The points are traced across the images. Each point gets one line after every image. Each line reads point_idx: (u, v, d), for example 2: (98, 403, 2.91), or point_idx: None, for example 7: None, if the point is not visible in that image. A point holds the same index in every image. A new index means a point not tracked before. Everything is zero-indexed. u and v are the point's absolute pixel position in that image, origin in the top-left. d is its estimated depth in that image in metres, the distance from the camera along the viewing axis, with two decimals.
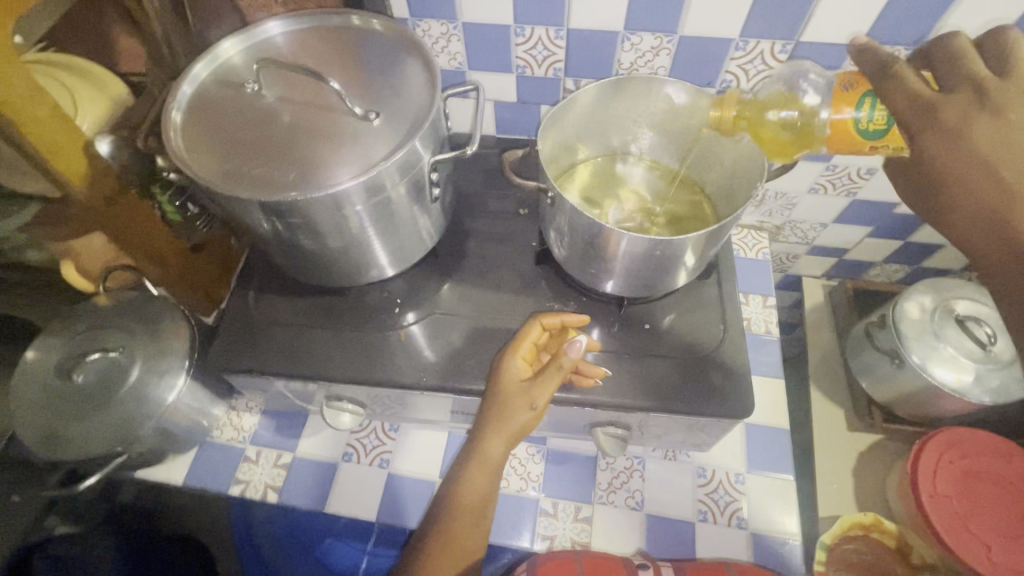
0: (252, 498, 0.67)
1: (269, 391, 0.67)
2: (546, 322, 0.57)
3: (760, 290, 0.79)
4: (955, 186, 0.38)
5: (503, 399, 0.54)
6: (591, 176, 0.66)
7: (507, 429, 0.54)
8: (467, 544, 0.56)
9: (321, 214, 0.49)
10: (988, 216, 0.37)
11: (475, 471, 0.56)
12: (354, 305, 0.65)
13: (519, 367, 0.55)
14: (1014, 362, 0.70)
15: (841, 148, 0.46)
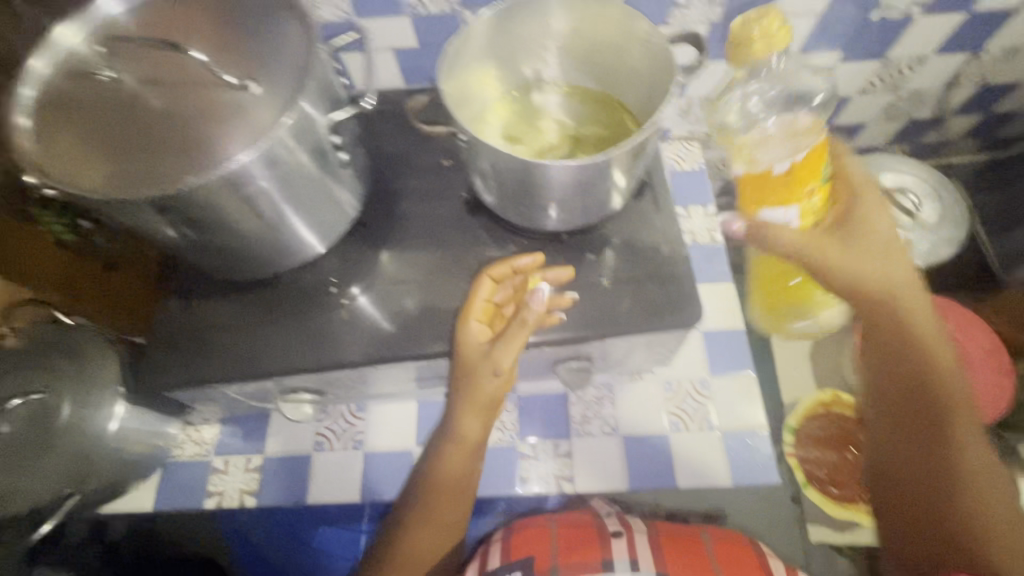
0: (229, 507, 0.65)
1: (220, 398, 0.63)
2: (495, 274, 0.56)
3: (699, 200, 0.79)
4: (854, 254, 0.61)
5: (467, 370, 0.54)
6: (507, 116, 0.61)
7: (477, 402, 0.55)
8: (447, 519, 0.59)
9: (223, 198, 0.45)
10: (867, 272, 0.61)
11: (453, 454, 0.58)
12: (286, 291, 0.60)
13: (477, 331, 0.54)
14: (939, 226, 0.73)
15: (799, 171, 0.58)
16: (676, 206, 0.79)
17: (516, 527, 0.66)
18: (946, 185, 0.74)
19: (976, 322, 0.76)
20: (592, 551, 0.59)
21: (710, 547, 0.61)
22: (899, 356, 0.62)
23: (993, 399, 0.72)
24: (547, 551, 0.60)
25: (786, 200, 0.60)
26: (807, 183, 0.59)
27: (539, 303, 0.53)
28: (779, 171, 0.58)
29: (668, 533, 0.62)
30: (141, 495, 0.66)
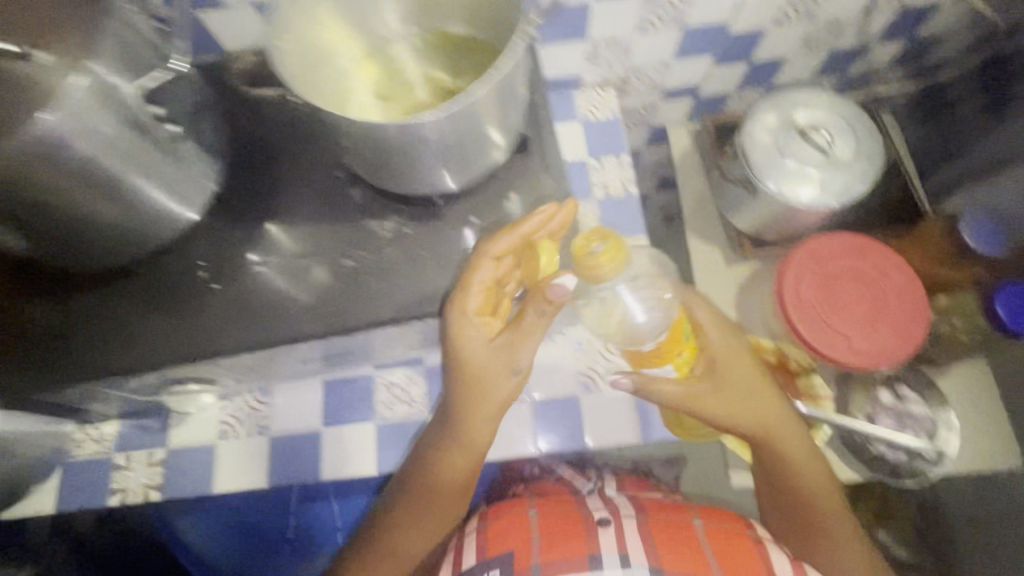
0: (134, 502, 0.64)
1: (107, 395, 0.60)
2: (495, 253, 0.54)
3: (612, 150, 0.76)
4: (713, 390, 0.67)
5: (482, 369, 0.59)
6: (378, 89, 0.56)
7: (494, 402, 0.60)
8: (438, 526, 0.67)
9: (44, 171, 0.41)
10: (720, 402, 0.67)
11: (454, 453, 0.61)
12: (152, 279, 0.55)
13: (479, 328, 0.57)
14: (855, 161, 0.70)
15: (670, 343, 0.67)
16: (589, 159, 0.76)
17: (492, 516, 0.65)
18: (864, 123, 0.72)
19: (894, 257, 0.74)
20: (577, 548, 0.58)
21: (702, 533, 0.62)
22: (772, 472, 0.72)
23: (910, 334, 0.71)
24: (528, 547, 0.59)
25: (660, 364, 0.68)
26: (675, 344, 0.68)
27: (562, 294, 0.55)
28: (650, 348, 0.67)
29: (659, 521, 0.62)
30: (43, 498, 0.64)
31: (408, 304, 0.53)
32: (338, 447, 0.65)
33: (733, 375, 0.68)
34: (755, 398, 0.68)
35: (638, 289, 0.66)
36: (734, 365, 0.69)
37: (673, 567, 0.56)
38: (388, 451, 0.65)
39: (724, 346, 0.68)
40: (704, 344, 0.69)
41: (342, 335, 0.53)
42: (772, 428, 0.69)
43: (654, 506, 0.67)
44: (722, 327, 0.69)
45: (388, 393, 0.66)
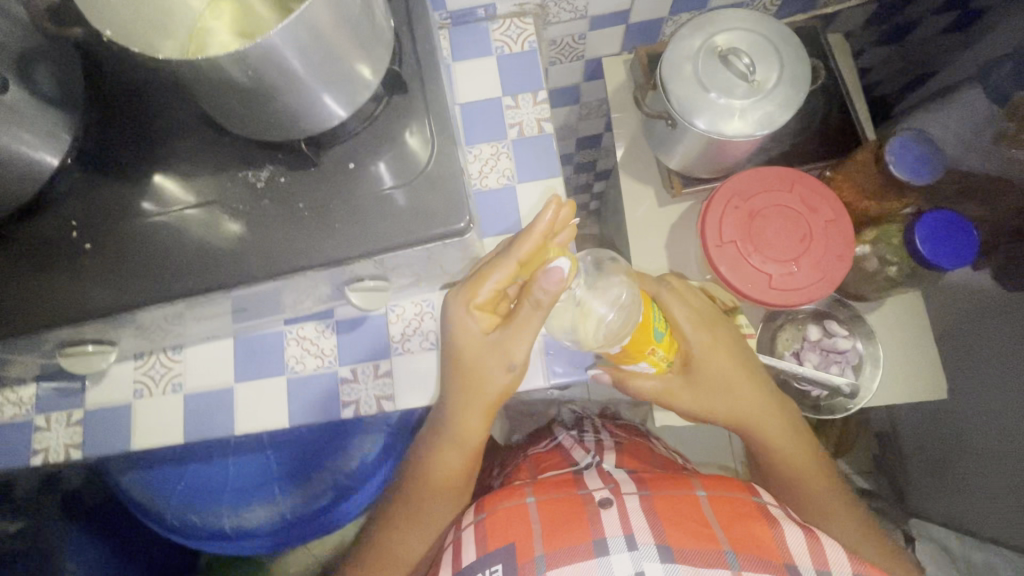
0: (57, 461, 0.66)
1: (10, 360, 0.60)
2: (514, 255, 0.54)
3: (528, 87, 0.72)
4: (690, 385, 0.69)
5: (476, 361, 0.58)
6: (240, 35, 0.55)
7: (492, 388, 0.60)
8: (430, 518, 0.68)
9: None
10: (694, 396, 0.69)
11: (451, 448, 0.64)
12: (26, 240, 0.53)
13: (477, 322, 0.58)
14: (777, 87, 0.65)
15: (636, 344, 0.61)
16: (503, 98, 0.72)
17: (487, 509, 0.64)
18: (791, 45, 0.67)
19: (821, 189, 0.71)
20: (583, 532, 0.59)
21: (705, 503, 0.63)
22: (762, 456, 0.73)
23: (834, 270, 0.69)
24: (529, 538, 0.60)
25: (636, 361, 0.65)
26: (647, 344, 0.62)
27: (553, 283, 0.52)
28: (616, 351, 0.62)
29: (662, 497, 0.63)
30: None
31: (285, 259, 0.52)
32: (250, 402, 0.65)
33: (713, 369, 0.68)
34: (737, 386, 0.69)
35: (595, 289, 0.61)
36: (715, 356, 0.69)
37: (681, 544, 0.57)
38: (300, 403, 0.65)
39: (703, 338, 0.69)
40: (681, 339, 0.69)
41: (220, 290, 0.53)
42: (750, 419, 0.70)
43: (656, 481, 0.68)
44: (703, 320, 0.69)
45: (299, 347, 0.66)
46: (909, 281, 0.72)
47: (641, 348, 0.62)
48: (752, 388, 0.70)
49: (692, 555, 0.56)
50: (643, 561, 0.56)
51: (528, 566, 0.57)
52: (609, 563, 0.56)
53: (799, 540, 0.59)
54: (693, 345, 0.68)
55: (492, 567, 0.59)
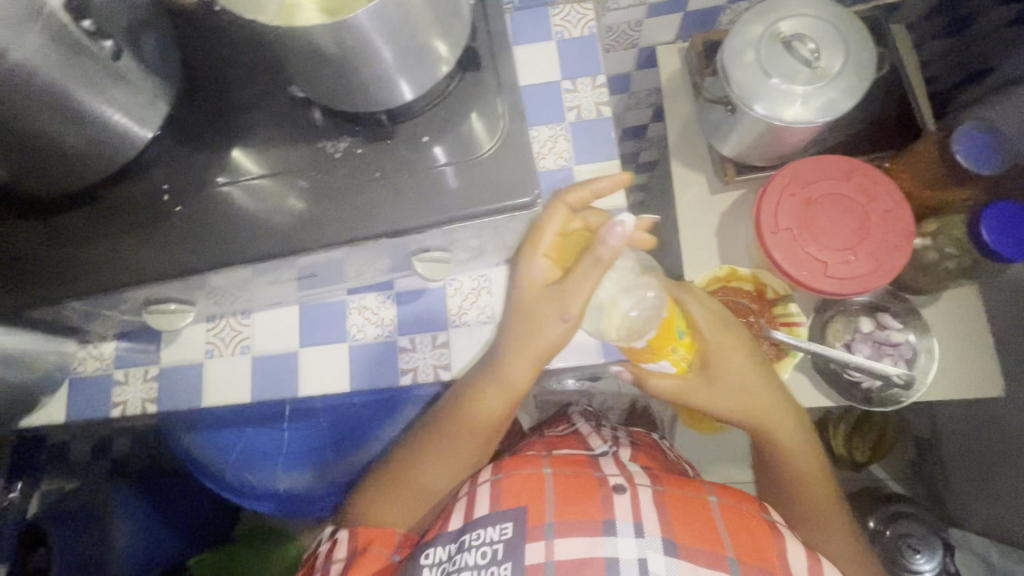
0: (134, 414, 0.70)
1: (96, 317, 0.64)
2: (569, 203, 0.59)
3: (587, 71, 0.74)
4: (702, 387, 0.66)
5: (534, 310, 0.57)
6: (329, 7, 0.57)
7: (542, 345, 0.58)
8: (428, 483, 0.66)
9: None
10: (696, 395, 0.67)
11: (495, 395, 0.61)
12: (118, 202, 0.57)
13: (541, 270, 0.58)
14: (842, 73, 0.65)
15: (660, 339, 0.62)
16: (562, 81, 0.74)
17: (506, 470, 0.62)
18: (856, 31, 0.67)
19: (882, 179, 0.70)
20: (592, 512, 0.57)
21: (716, 510, 0.60)
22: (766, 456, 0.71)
23: (889, 262, 0.69)
24: (541, 504, 0.58)
25: (657, 359, 0.64)
26: (671, 340, 0.63)
27: (619, 236, 0.52)
28: (642, 346, 0.61)
29: (674, 491, 0.61)
30: (54, 408, 0.71)
31: (356, 227, 0.55)
32: (313, 366, 0.69)
33: (727, 372, 0.66)
34: (750, 388, 0.66)
35: (629, 288, 0.62)
36: (733, 357, 0.66)
37: (686, 540, 0.56)
38: (361, 370, 0.68)
39: (722, 337, 0.66)
40: (697, 337, 0.66)
41: (299, 253, 0.56)
42: (765, 416, 0.67)
43: (667, 476, 0.65)
44: (718, 322, 0.66)
45: (360, 316, 0.69)
46: (967, 274, 0.71)
47: (670, 341, 0.63)
48: (767, 391, 0.67)
49: (696, 552, 0.55)
50: (647, 550, 0.55)
51: (537, 531, 0.56)
52: (615, 544, 0.55)
53: (801, 560, 0.58)
54: (709, 349, 0.66)
55: (502, 524, 0.57)
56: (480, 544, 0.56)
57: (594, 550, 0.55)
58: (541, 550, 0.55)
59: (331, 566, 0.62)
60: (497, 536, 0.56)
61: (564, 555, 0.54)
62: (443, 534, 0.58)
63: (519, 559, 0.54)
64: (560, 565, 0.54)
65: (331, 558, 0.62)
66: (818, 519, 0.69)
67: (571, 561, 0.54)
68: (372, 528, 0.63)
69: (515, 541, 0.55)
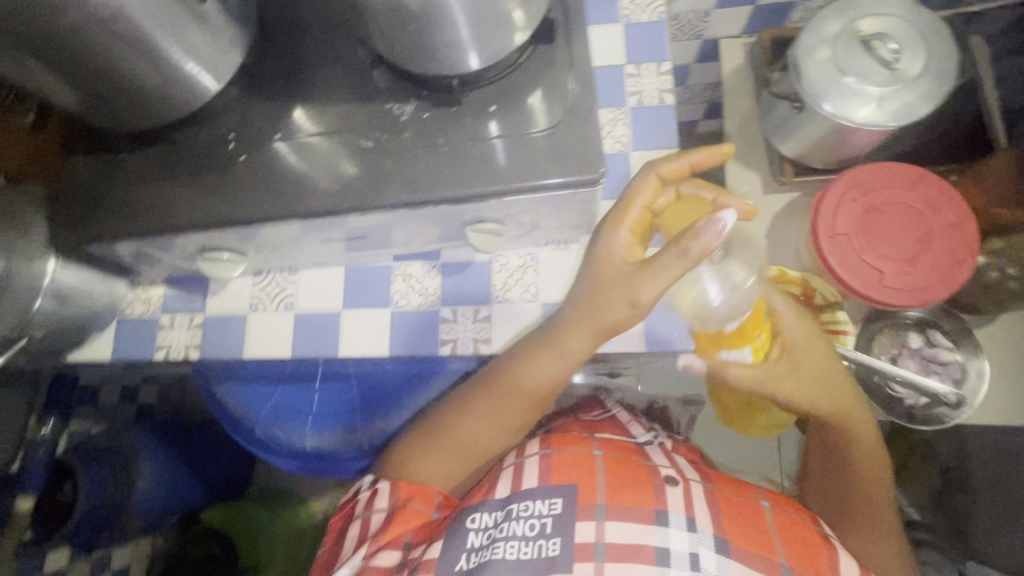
0: (176, 358, 0.72)
1: (150, 259, 0.66)
2: (664, 174, 0.58)
3: (653, 57, 0.72)
4: (789, 381, 0.62)
5: (607, 285, 0.55)
6: None
7: (606, 321, 0.56)
8: (468, 443, 0.65)
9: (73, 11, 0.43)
10: (782, 391, 0.63)
11: (546, 356, 0.60)
12: (186, 148, 0.59)
13: (620, 245, 0.56)
14: (921, 77, 0.63)
15: (748, 322, 0.60)
16: (626, 65, 0.73)
17: (555, 446, 0.62)
18: (940, 35, 0.64)
19: (950, 192, 0.68)
20: (644, 500, 0.57)
21: (768, 514, 0.59)
22: (829, 448, 0.69)
23: (952, 276, 0.66)
24: (593, 485, 0.58)
25: (738, 346, 0.62)
26: (755, 325, 0.61)
27: (714, 234, 0.48)
28: (730, 329, 0.61)
29: (727, 491, 0.61)
30: (99, 346, 0.73)
31: (420, 190, 0.55)
32: (355, 328, 0.69)
33: (810, 365, 0.63)
34: (831, 387, 0.64)
35: (716, 267, 0.60)
36: (812, 350, 0.63)
37: (739, 542, 0.55)
38: (402, 337, 0.69)
39: (804, 330, 0.63)
40: (778, 327, 0.63)
41: (358, 211, 0.56)
42: (838, 413, 0.65)
43: (715, 475, 0.65)
44: (801, 317, 0.64)
45: (405, 284, 0.69)
46: None
47: (757, 326, 0.61)
48: (846, 386, 0.65)
49: (748, 555, 0.55)
50: (699, 546, 0.54)
51: (587, 511, 0.56)
52: (666, 535, 0.55)
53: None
54: (791, 340, 0.63)
55: (552, 500, 0.57)
56: (528, 515, 0.56)
57: (645, 537, 0.55)
58: (591, 530, 0.55)
59: (371, 514, 0.65)
60: (545, 511, 0.57)
61: (614, 539, 0.54)
62: (487, 500, 0.58)
63: (569, 537, 0.55)
64: (610, 548, 0.54)
65: (371, 507, 0.65)
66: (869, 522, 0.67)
67: (622, 546, 0.54)
68: (412, 483, 0.65)
69: (565, 518, 0.56)
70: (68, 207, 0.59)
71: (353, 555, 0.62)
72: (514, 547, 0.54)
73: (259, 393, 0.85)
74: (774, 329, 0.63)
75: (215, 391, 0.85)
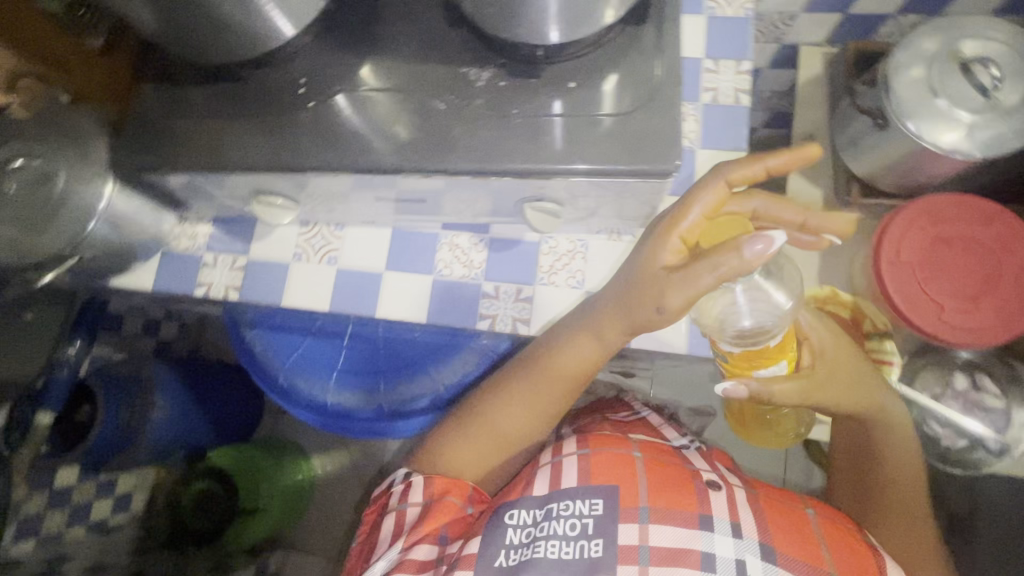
0: (216, 297, 0.72)
1: (204, 194, 0.65)
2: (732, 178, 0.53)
3: (733, 54, 0.70)
4: (819, 393, 0.61)
5: (638, 285, 0.54)
6: None
7: (637, 317, 0.54)
8: (502, 428, 0.66)
9: None
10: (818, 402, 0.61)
11: (580, 339, 0.59)
12: (256, 89, 0.58)
13: (668, 251, 0.53)
14: (1019, 110, 0.60)
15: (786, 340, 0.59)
16: (703, 60, 0.70)
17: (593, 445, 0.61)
18: None
19: None
20: (689, 504, 0.56)
21: (814, 522, 0.58)
22: (861, 457, 0.68)
23: (1016, 321, 0.64)
24: (634, 486, 0.57)
25: (775, 363, 0.59)
26: (790, 343, 0.60)
27: (759, 252, 0.46)
28: (772, 346, 0.58)
29: (770, 498, 0.60)
30: (142, 275, 0.73)
31: (487, 158, 0.53)
32: (395, 291, 0.69)
33: (840, 372, 0.62)
34: (860, 395, 0.63)
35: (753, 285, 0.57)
36: (842, 357, 0.63)
37: (787, 549, 0.54)
38: (441, 306, 0.68)
39: (835, 340, 0.63)
40: (806, 334, 0.63)
41: (422, 173, 0.55)
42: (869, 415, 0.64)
43: (759, 484, 0.64)
44: (829, 326, 0.64)
45: (450, 254, 0.69)
46: None
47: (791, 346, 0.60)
48: (876, 395, 0.64)
49: (793, 562, 0.54)
50: (745, 552, 0.54)
51: (630, 512, 0.55)
52: (712, 541, 0.54)
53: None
54: (821, 347, 0.62)
55: (593, 500, 0.57)
56: (568, 515, 0.56)
57: (691, 543, 0.54)
58: (635, 533, 0.54)
59: (406, 507, 0.64)
60: (586, 511, 0.56)
61: (658, 543, 0.54)
62: (527, 499, 0.58)
63: (613, 539, 0.54)
64: (654, 551, 0.53)
65: (406, 500, 0.64)
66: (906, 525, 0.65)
67: (665, 550, 0.53)
68: (446, 478, 0.64)
69: (607, 520, 0.55)
70: (134, 134, 0.59)
71: (389, 550, 0.62)
72: (556, 546, 0.54)
73: (288, 342, 0.86)
74: (802, 337, 0.63)
75: (243, 334, 0.85)
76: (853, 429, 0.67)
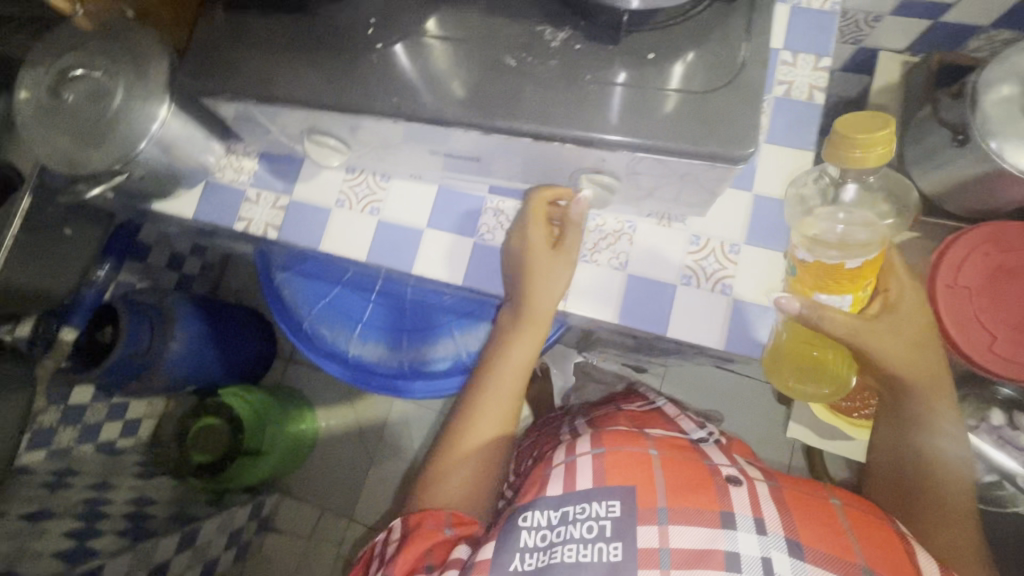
0: (255, 233, 0.72)
1: (257, 126, 0.65)
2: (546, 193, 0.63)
3: (814, 49, 0.67)
4: (880, 335, 0.59)
5: (544, 272, 0.62)
6: None
7: (556, 288, 0.63)
8: (474, 443, 0.68)
9: None
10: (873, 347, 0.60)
11: (526, 333, 0.67)
12: (324, 25, 0.57)
13: (538, 237, 0.63)
14: None
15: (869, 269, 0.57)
16: (781, 51, 0.67)
17: (607, 445, 0.61)
18: None
19: None
20: (708, 504, 0.55)
21: (840, 512, 0.57)
22: (904, 434, 0.65)
23: None
24: (652, 488, 0.56)
25: (843, 292, 0.58)
26: (870, 275, 0.58)
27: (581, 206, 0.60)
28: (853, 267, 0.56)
29: (794, 492, 0.58)
30: (184, 203, 0.73)
31: (553, 122, 0.52)
32: (434, 251, 0.68)
33: (911, 324, 0.60)
34: (922, 358, 0.61)
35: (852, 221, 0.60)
36: (915, 316, 0.61)
37: (813, 541, 0.53)
38: (478, 270, 0.67)
39: (916, 289, 0.61)
40: (890, 285, 0.61)
41: (484, 129, 0.53)
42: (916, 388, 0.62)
43: (781, 475, 0.63)
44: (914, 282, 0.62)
45: (494, 219, 0.68)
46: None
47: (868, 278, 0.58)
48: (933, 361, 0.61)
49: (823, 557, 0.52)
50: (770, 549, 0.52)
51: (648, 514, 0.54)
52: (735, 538, 0.52)
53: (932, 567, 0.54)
54: (899, 296, 0.61)
55: (610, 502, 0.56)
56: (585, 518, 0.55)
57: (713, 543, 0.52)
58: (653, 536, 0.53)
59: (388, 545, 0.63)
60: (603, 513, 0.55)
61: (680, 545, 0.52)
62: (542, 500, 0.58)
63: (630, 538, 0.53)
64: (675, 555, 0.52)
65: (387, 540, 0.64)
66: (944, 516, 0.61)
67: (686, 552, 0.52)
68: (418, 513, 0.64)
69: (626, 520, 0.54)
70: (196, 59, 0.59)
71: None
72: (573, 550, 0.53)
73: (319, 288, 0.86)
74: (881, 286, 0.62)
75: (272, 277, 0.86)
76: (897, 403, 0.65)
